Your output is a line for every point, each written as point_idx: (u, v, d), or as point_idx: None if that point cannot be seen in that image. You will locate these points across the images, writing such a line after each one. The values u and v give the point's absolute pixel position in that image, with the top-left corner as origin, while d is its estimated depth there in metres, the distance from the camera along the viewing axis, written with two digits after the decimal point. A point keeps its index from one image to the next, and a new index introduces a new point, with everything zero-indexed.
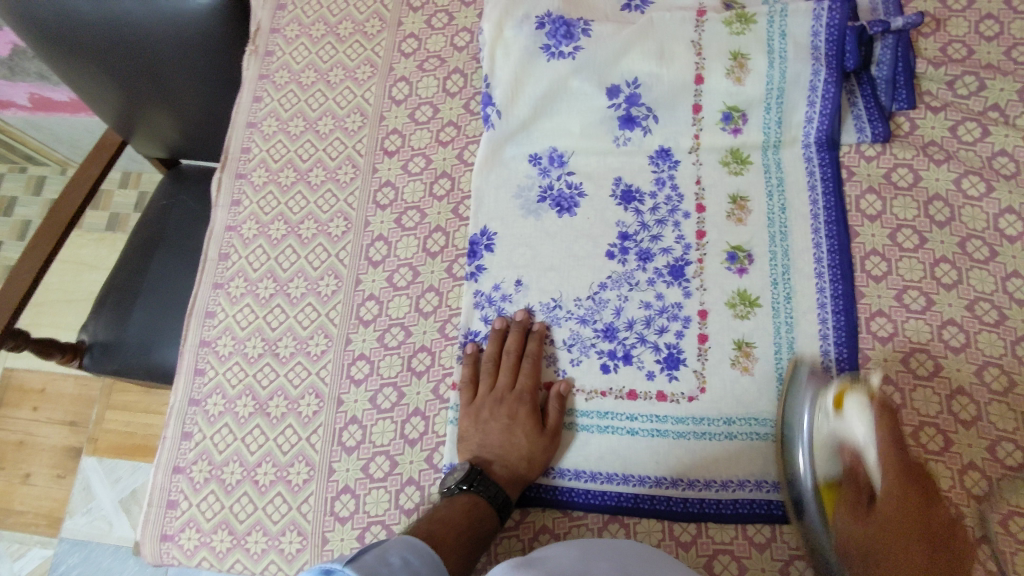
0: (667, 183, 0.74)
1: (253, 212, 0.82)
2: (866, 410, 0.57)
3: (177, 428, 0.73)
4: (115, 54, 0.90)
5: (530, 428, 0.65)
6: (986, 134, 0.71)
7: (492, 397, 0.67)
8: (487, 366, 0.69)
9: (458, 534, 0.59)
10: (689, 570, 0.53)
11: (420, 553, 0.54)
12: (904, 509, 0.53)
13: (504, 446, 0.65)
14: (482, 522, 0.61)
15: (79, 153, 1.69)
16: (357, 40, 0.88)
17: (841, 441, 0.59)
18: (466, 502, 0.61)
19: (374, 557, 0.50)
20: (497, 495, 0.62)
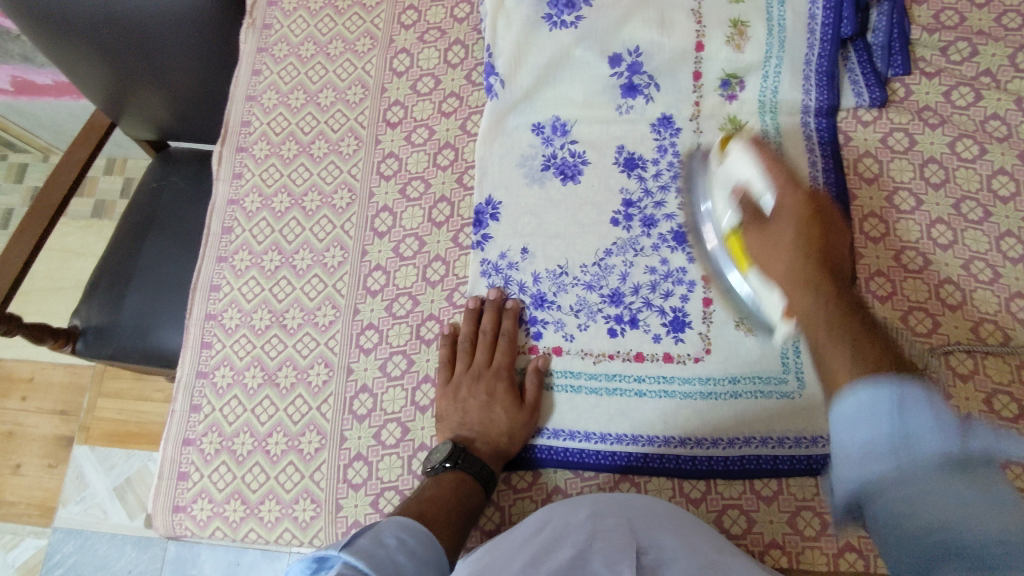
0: (669, 150, 0.74)
1: (256, 185, 0.82)
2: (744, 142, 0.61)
3: (185, 401, 0.73)
4: (105, 33, 0.89)
5: (509, 404, 0.66)
6: (979, 98, 0.73)
7: (469, 375, 0.68)
8: (465, 346, 0.69)
9: (446, 512, 0.59)
10: (699, 534, 0.56)
11: (414, 533, 0.52)
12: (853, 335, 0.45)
13: (483, 422, 0.65)
14: (468, 497, 0.61)
15: (62, 139, 1.66)
16: (355, 12, 0.88)
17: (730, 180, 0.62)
18: (453, 479, 0.62)
19: (369, 541, 0.49)
20: (481, 471, 0.63)
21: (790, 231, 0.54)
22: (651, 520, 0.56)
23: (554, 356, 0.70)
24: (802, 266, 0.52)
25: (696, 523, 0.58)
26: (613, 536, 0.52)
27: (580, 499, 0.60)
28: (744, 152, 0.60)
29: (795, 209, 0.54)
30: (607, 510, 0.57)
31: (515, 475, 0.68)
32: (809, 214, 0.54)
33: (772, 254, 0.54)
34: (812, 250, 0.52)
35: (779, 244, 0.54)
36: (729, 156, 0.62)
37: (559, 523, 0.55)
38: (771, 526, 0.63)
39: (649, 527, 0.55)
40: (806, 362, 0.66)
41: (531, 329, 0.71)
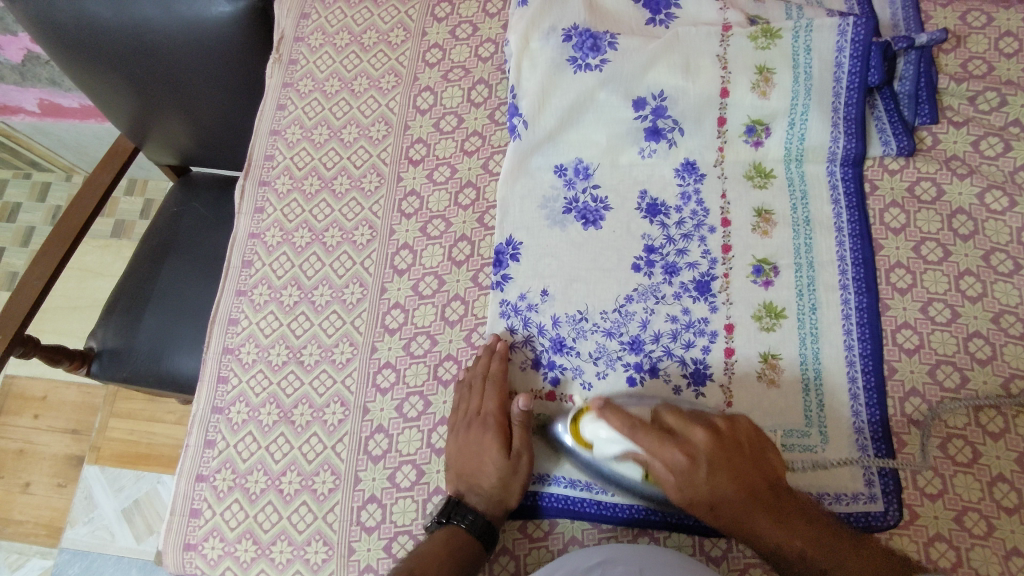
0: (692, 197, 0.74)
1: (277, 219, 0.82)
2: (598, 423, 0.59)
3: (200, 436, 0.73)
4: (134, 61, 0.90)
5: (496, 455, 0.63)
6: (1008, 149, 0.72)
7: (464, 423, 0.67)
8: (460, 391, 0.69)
9: (439, 566, 0.59)
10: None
11: None
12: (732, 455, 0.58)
13: (476, 474, 0.64)
14: (461, 551, 0.60)
15: (85, 160, 1.68)
16: (381, 49, 0.89)
17: (622, 455, 0.59)
18: (450, 532, 0.62)
19: None
20: (475, 520, 0.62)
21: (705, 480, 0.57)
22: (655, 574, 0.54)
23: (570, 404, 0.69)
24: (734, 493, 0.57)
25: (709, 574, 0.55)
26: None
27: (594, 551, 0.59)
28: (604, 426, 0.58)
29: (700, 470, 0.57)
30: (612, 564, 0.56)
31: (532, 523, 0.67)
32: (721, 456, 0.58)
33: (739, 531, 0.58)
34: (733, 464, 0.58)
35: (693, 477, 0.57)
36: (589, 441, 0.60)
37: None
38: None
39: None
40: (830, 419, 0.65)
41: (549, 373, 0.70)
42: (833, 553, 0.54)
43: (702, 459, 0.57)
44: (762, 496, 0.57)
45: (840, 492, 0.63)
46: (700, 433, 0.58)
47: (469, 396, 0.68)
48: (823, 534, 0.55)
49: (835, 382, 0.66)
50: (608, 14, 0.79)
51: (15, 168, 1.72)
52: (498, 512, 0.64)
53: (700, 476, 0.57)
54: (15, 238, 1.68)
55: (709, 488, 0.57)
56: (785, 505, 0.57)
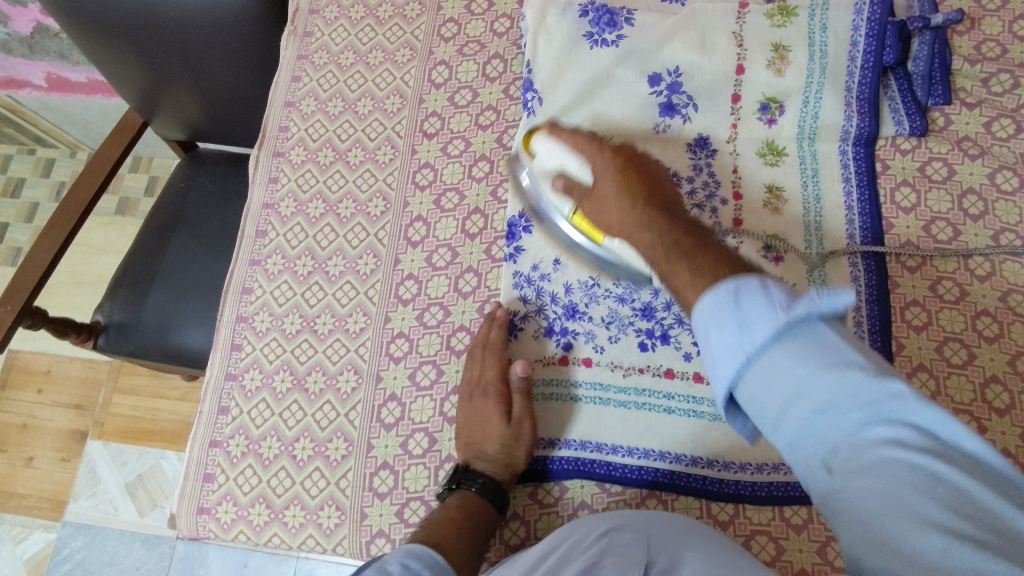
0: (704, 171, 0.75)
1: (291, 190, 0.82)
2: (542, 137, 0.66)
3: (213, 402, 0.74)
4: (148, 32, 0.90)
5: (497, 422, 0.64)
6: (1020, 131, 0.73)
7: (466, 392, 0.68)
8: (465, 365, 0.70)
9: (456, 531, 0.59)
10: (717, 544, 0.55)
11: (422, 558, 0.53)
12: (636, 204, 0.56)
13: (479, 442, 0.65)
14: (476, 515, 0.61)
15: (90, 136, 1.68)
16: (396, 23, 0.89)
17: (555, 172, 0.65)
18: (466, 498, 0.62)
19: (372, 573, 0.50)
20: (486, 484, 0.63)
21: (611, 189, 0.58)
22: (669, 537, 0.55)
23: (582, 367, 0.69)
24: (650, 237, 0.54)
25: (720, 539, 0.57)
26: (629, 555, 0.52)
27: (605, 515, 0.60)
28: (546, 138, 0.66)
29: (610, 168, 0.59)
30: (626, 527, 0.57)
31: (542, 490, 0.68)
32: (615, 172, 0.59)
33: (661, 261, 0.53)
34: (643, 175, 0.59)
35: (609, 213, 0.59)
36: (536, 150, 0.67)
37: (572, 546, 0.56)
38: (800, 554, 0.63)
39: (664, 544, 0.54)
40: None
41: (561, 340, 0.70)
42: (721, 281, 0.45)
43: (606, 174, 0.60)
44: (662, 207, 0.56)
45: None
46: (607, 150, 0.60)
47: (471, 366, 0.69)
48: (725, 261, 0.48)
49: None
50: None
51: (20, 144, 1.72)
52: (505, 478, 0.64)
53: (617, 210, 0.57)
54: (20, 214, 1.68)
55: (637, 223, 0.55)
56: (686, 235, 0.52)
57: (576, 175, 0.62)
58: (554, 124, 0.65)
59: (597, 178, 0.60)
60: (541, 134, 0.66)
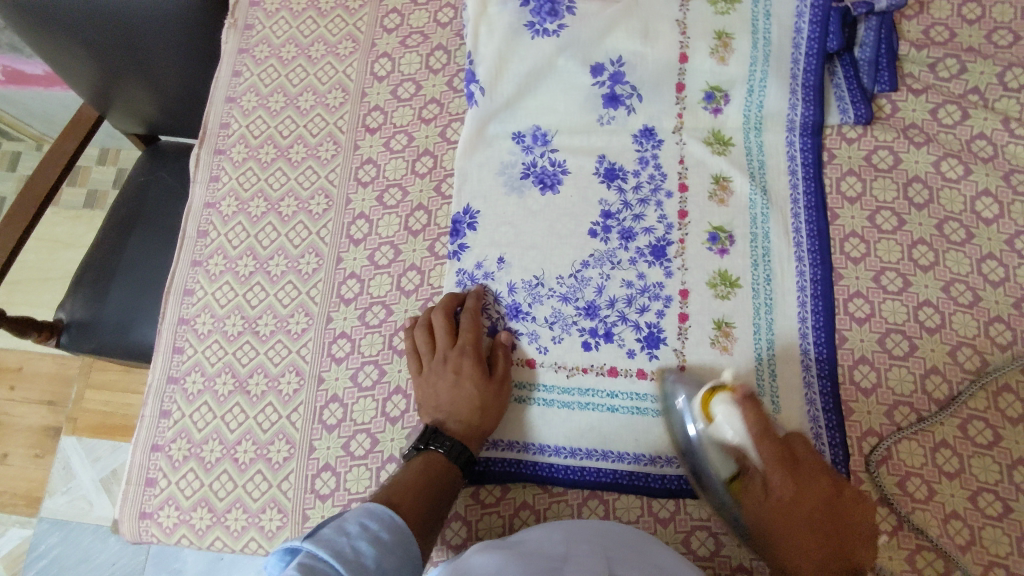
0: (650, 162, 0.73)
1: (232, 188, 0.81)
2: (732, 412, 0.57)
3: (155, 406, 0.73)
4: (90, 26, 0.86)
5: (477, 379, 0.65)
6: (966, 117, 0.72)
7: (434, 359, 0.67)
8: (425, 332, 0.68)
9: (416, 493, 0.58)
10: (677, 566, 0.51)
11: (379, 519, 0.53)
12: (791, 488, 0.55)
13: (454, 402, 0.65)
14: (439, 477, 0.61)
15: (53, 128, 1.65)
16: (338, 14, 0.87)
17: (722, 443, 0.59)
18: (433, 459, 0.61)
19: (332, 530, 0.50)
20: (453, 448, 0.62)
21: (791, 495, 0.55)
22: (624, 546, 0.52)
23: (527, 368, 0.69)
24: (808, 543, 0.54)
25: (680, 560, 0.53)
26: (586, 559, 0.48)
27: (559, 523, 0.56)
28: (737, 417, 0.57)
29: (779, 472, 0.56)
30: (584, 534, 0.53)
31: (483, 489, 0.68)
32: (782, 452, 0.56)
33: (781, 543, 0.56)
34: (826, 524, 0.55)
35: (779, 482, 0.56)
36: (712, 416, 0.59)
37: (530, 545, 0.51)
38: (738, 549, 0.63)
39: (624, 555, 0.51)
40: (781, 386, 0.66)
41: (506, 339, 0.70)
42: None
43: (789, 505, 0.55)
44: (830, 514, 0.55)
45: None
46: (824, 479, 0.56)
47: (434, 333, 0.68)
48: None
49: (789, 352, 0.67)
50: None
51: None
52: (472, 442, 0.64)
53: (788, 523, 0.55)
54: None
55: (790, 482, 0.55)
56: (841, 532, 0.55)
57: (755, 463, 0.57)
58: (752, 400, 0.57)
59: (770, 472, 0.56)
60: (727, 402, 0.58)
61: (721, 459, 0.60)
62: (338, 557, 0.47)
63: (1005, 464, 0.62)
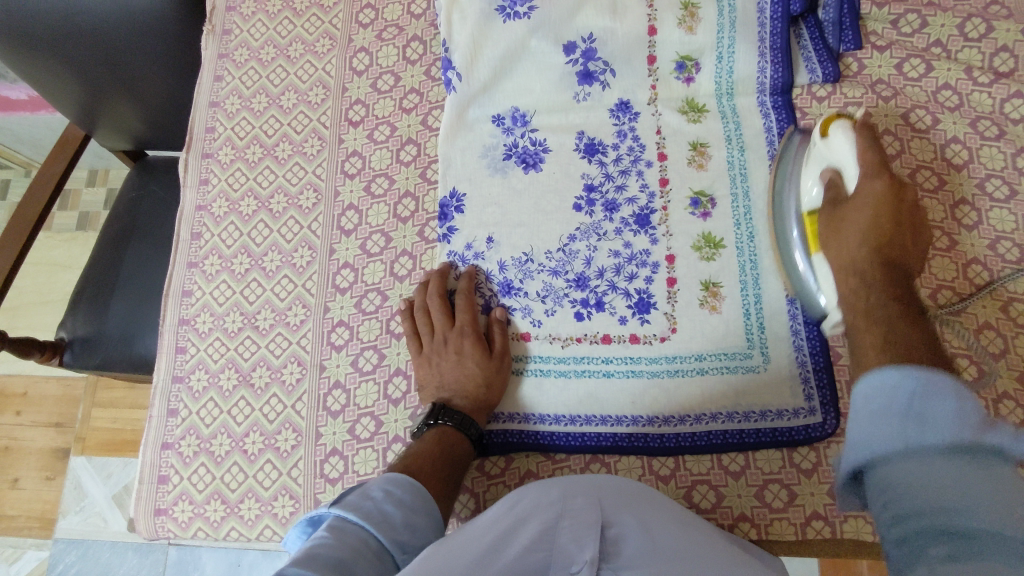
0: (628, 135, 0.75)
1: (223, 190, 0.82)
2: (848, 126, 0.60)
3: (163, 406, 0.75)
4: (71, 46, 0.88)
5: (479, 356, 0.67)
6: (931, 69, 0.74)
7: (434, 341, 0.69)
8: (424, 316, 0.70)
9: (432, 463, 0.61)
10: (668, 514, 0.54)
11: (401, 484, 0.55)
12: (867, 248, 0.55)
13: (459, 380, 0.67)
14: (454, 447, 0.63)
15: (42, 153, 1.66)
16: (314, 13, 0.88)
17: (827, 162, 0.62)
18: (447, 434, 0.64)
19: (357, 496, 0.52)
20: (464, 421, 0.64)
21: (863, 216, 0.56)
22: (618, 496, 0.53)
23: (523, 343, 0.71)
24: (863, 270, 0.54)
25: (666, 504, 0.56)
26: (582, 513, 0.50)
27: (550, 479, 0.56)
28: (848, 137, 0.60)
29: (873, 195, 0.56)
30: (574, 486, 0.54)
31: (487, 461, 0.69)
32: (906, 216, 0.56)
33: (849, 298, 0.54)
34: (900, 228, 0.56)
35: (873, 188, 0.56)
36: (828, 135, 0.62)
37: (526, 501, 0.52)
38: (739, 499, 0.65)
39: (618, 504, 0.52)
40: (770, 340, 0.68)
41: None
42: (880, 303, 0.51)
43: (863, 199, 0.57)
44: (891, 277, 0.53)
45: (782, 408, 0.66)
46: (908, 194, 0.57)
47: (431, 316, 0.70)
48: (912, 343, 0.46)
49: (775, 305, 0.68)
50: None
51: None
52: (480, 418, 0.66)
53: (850, 243, 0.56)
54: None
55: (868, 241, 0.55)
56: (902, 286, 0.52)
57: (847, 178, 0.59)
58: (870, 128, 0.59)
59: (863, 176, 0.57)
60: (846, 126, 0.61)
61: (817, 182, 0.62)
62: (367, 518, 0.49)
63: (990, 398, 0.64)
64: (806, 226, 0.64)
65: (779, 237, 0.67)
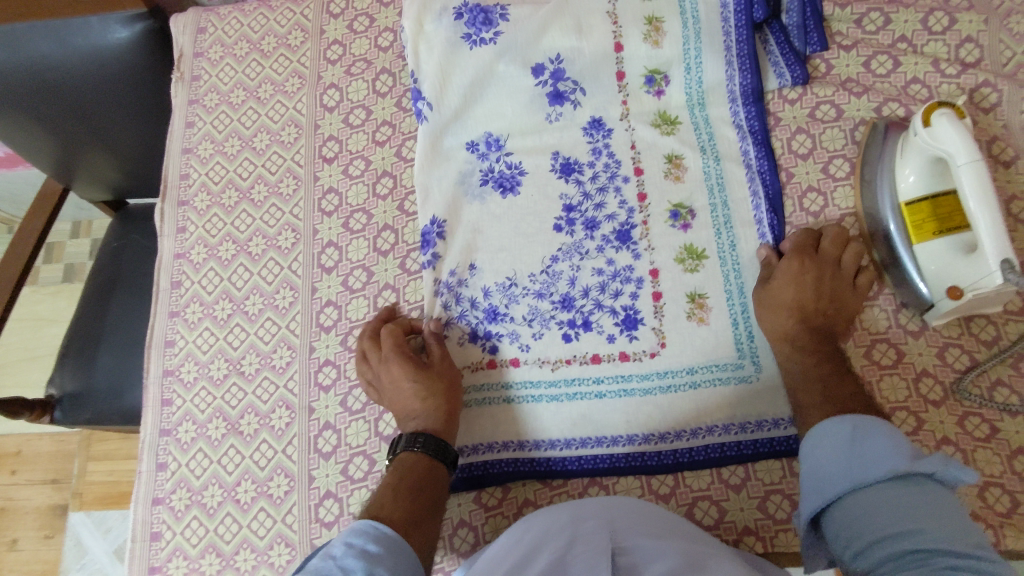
0: (603, 151, 0.75)
1: (200, 236, 0.82)
2: (956, 123, 0.60)
3: (152, 460, 0.73)
4: (42, 104, 0.87)
5: (422, 376, 0.66)
6: (898, 64, 0.74)
7: (382, 381, 0.68)
8: (368, 364, 0.69)
9: (395, 499, 0.59)
10: (684, 535, 0.53)
11: (364, 533, 0.53)
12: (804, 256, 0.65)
13: (414, 408, 0.65)
14: (415, 473, 0.62)
15: (23, 208, 1.65)
16: (282, 53, 0.88)
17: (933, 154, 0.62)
18: (404, 460, 0.63)
19: (319, 559, 0.50)
20: (422, 443, 0.63)
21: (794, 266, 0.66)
22: (631, 518, 0.53)
23: (512, 368, 0.70)
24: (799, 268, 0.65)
25: (677, 521, 0.56)
26: (593, 541, 0.49)
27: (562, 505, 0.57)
28: (959, 130, 0.59)
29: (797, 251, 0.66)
30: (586, 512, 0.54)
31: (485, 493, 0.69)
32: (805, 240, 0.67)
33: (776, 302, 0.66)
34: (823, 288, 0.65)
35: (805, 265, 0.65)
36: (932, 126, 0.61)
37: (537, 530, 0.52)
38: (742, 513, 0.64)
39: (629, 527, 0.52)
40: (760, 348, 0.67)
41: (487, 343, 0.71)
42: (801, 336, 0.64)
43: (782, 280, 0.65)
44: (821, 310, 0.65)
45: (778, 417, 0.66)
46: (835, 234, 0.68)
47: (371, 362, 0.69)
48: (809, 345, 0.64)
49: None
50: None
51: None
52: (441, 427, 0.65)
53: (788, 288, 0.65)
54: None
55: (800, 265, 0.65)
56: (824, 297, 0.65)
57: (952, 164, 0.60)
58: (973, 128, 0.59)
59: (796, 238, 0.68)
60: (949, 118, 0.60)
61: (917, 173, 0.63)
62: None
63: (985, 386, 0.64)
64: (905, 218, 0.65)
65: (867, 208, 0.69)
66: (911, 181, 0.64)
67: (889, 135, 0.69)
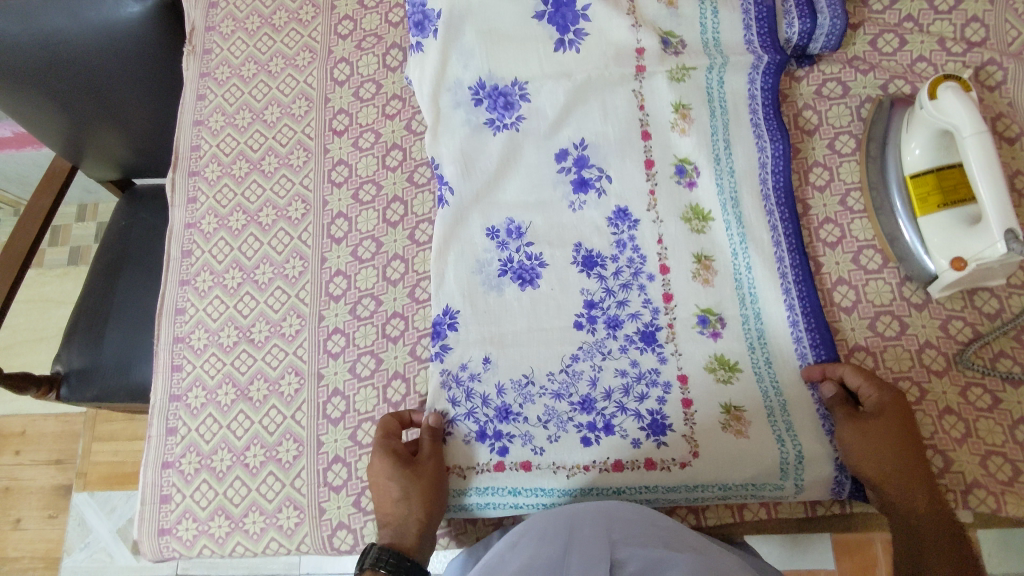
0: (628, 245, 0.69)
1: (210, 207, 0.83)
2: (961, 96, 0.60)
3: (161, 426, 0.74)
4: (54, 79, 0.88)
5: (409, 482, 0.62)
6: (904, 43, 0.75)
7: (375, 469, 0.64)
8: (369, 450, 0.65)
9: None
10: (684, 546, 0.52)
11: None
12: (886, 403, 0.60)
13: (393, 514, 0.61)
14: None
15: (29, 189, 1.66)
16: (293, 28, 0.89)
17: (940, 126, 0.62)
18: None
19: None
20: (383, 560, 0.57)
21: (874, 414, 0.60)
22: (628, 527, 0.53)
23: (523, 472, 0.64)
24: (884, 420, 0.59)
25: (677, 529, 0.55)
26: (590, 547, 0.49)
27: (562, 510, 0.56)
28: (964, 103, 0.60)
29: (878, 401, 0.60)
30: (583, 520, 0.53)
31: None
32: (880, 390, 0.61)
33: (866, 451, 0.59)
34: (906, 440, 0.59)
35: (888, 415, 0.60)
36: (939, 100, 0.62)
37: (533, 542, 0.52)
38: None
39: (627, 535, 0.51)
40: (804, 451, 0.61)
41: (495, 445, 0.65)
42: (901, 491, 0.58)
43: (882, 413, 0.59)
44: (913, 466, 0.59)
45: None
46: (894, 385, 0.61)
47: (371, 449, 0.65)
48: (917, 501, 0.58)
49: (801, 422, 0.63)
50: (512, 41, 0.73)
51: None
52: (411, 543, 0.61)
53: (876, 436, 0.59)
54: None
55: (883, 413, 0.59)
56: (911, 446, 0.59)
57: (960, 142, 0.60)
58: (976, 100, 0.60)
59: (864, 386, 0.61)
60: (956, 91, 0.61)
61: (923, 145, 0.64)
62: None
63: (987, 358, 0.65)
64: (909, 194, 0.66)
65: (871, 186, 0.70)
66: (917, 154, 0.65)
67: (895, 110, 0.70)
